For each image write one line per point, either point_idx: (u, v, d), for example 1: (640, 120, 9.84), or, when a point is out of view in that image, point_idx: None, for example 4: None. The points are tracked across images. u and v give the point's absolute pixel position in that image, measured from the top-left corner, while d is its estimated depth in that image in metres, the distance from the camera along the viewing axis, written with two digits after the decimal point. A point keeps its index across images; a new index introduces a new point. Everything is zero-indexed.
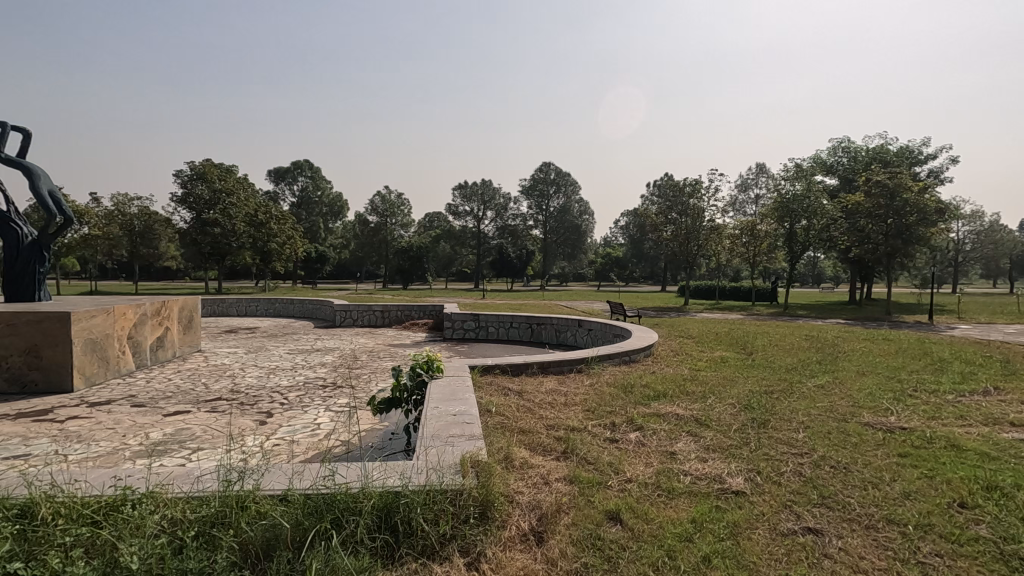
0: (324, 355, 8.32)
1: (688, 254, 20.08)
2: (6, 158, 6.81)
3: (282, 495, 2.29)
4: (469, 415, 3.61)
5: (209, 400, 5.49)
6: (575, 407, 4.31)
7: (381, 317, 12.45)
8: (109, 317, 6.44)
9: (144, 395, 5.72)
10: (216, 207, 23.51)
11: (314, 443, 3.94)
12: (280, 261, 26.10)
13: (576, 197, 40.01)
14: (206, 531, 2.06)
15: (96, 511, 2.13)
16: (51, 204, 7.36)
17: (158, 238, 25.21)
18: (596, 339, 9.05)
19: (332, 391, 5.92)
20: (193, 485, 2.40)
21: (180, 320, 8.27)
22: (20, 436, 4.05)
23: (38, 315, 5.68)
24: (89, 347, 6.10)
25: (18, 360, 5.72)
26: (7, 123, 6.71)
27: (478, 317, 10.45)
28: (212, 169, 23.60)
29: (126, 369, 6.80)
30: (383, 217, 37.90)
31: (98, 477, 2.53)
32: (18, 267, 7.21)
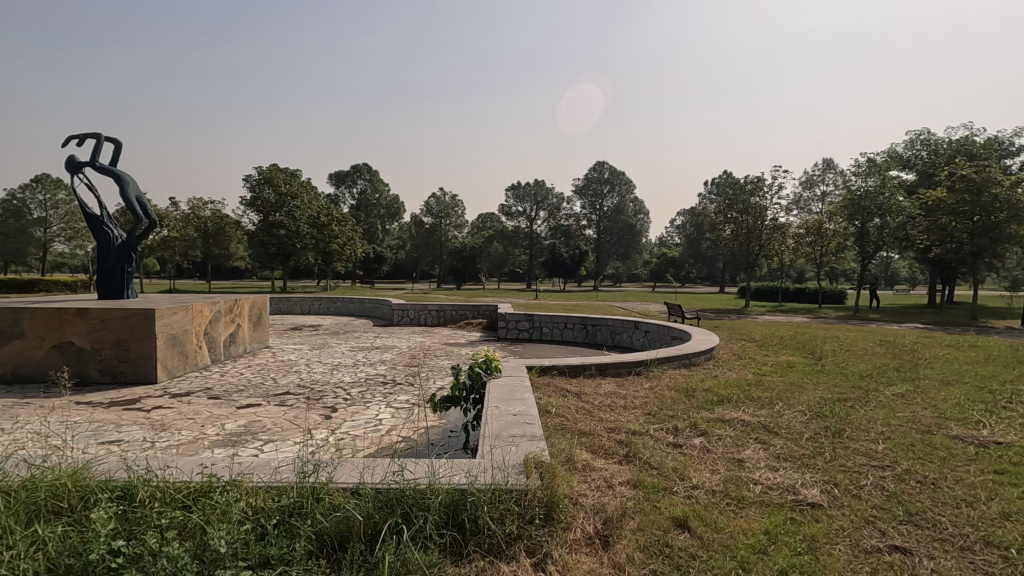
0: (383, 353, 8.54)
1: (749, 254, 19.40)
2: (100, 166, 7.38)
3: (354, 488, 2.37)
4: (529, 415, 3.62)
5: (278, 394, 5.77)
6: (635, 411, 4.24)
7: (437, 316, 12.68)
8: (187, 313, 6.87)
9: (219, 388, 6.06)
10: (282, 209, 24.64)
11: (378, 439, 4.06)
12: (341, 261, 27.08)
13: (630, 197, 39.07)
14: (285, 520, 2.15)
15: (187, 496, 2.27)
16: (139, 208, 7.92)
17: (228, 240, 26.68)
18: (654, 342, 8.85)
19: (393, 388, 6.08)
20: (271, 475, 2.52)
21: (251, 318, 8.73)
22: (113, 423, 4.39)
23: (127, 311, 6.14)
24: (171, 342, 6.53)
25: (110, 353, 6.20)
26: (101, 134, 7.29)
27: (532, 318, 10.46)
28: (277, 174, 24.72)
29: (203, 363, 7.23)
30: (438, 218, 38.71)
31: (187, 465, 2.70)
32: (109, 267, 7.79)
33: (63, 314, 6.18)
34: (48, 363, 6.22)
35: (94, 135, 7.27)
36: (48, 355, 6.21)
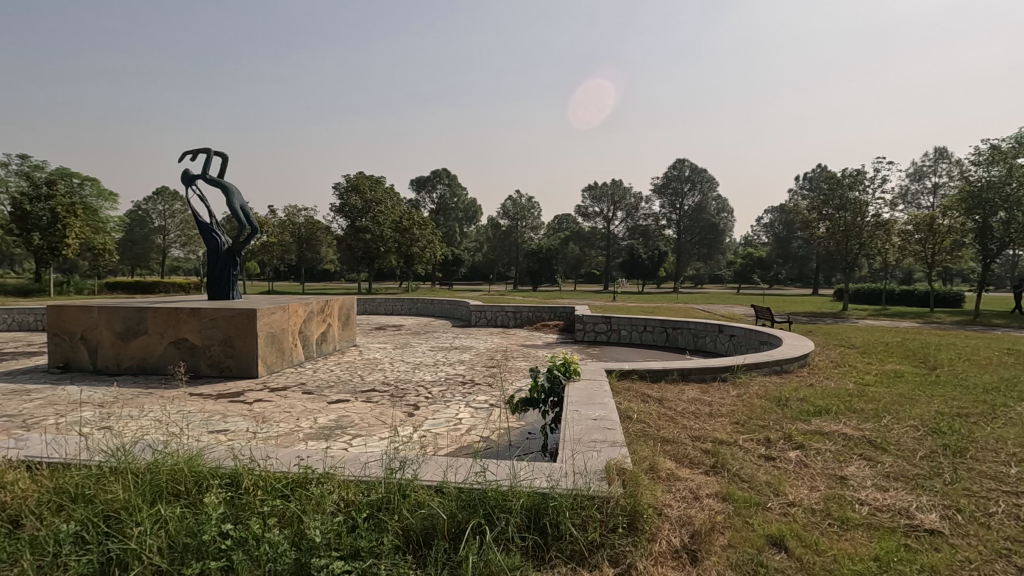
0: (462, 353, 8.72)
1: (847, 254, 17.99)
2: (210, 179, 8.10)
3: (438, 486, 2.42)
4: (610, 420, 3.55)
5: (364, 391, 6.04)
6: (722, 419, 4.03)
7: (514, 317, 12.77)
8: (284, 313, 7.36)
9: (312, 384, 6.44)
10: (367, 215, 25.92)
11: (457, 438, 4.13)
12: (422, 264, 28.00)
13: (713, 195, 37.50)
14: (375, 515, 2.24)
15: (286, 485, 2.42)
16: (242, 217, 8.59)
17: (319, 245, 28.35)
18: (740, 346, 8.43)
19: (472, 388, 6.18)
20: (360, 469, 2.63)
21: (340, 318, 9.22)
22: (221, 414, 4.79)
23: (233, 311, 6.69)
24: (270, 340, 7.02)
25: (218, 350, 6.78)
26: (210, 149, 7.98)
27: (610, 320, 10.28)
28: (363, 181, 26.28)
29: (297, 360, 7.73)
30: (514, 220, 39.24)
31: (286, 456, 2.89)
32: (217, 270, 8.54)
33: (179, 313, 6.83)
34: (167, 357, 6.89)
35: (205, 150, 7.99)
36: (167, 350, 6.88)
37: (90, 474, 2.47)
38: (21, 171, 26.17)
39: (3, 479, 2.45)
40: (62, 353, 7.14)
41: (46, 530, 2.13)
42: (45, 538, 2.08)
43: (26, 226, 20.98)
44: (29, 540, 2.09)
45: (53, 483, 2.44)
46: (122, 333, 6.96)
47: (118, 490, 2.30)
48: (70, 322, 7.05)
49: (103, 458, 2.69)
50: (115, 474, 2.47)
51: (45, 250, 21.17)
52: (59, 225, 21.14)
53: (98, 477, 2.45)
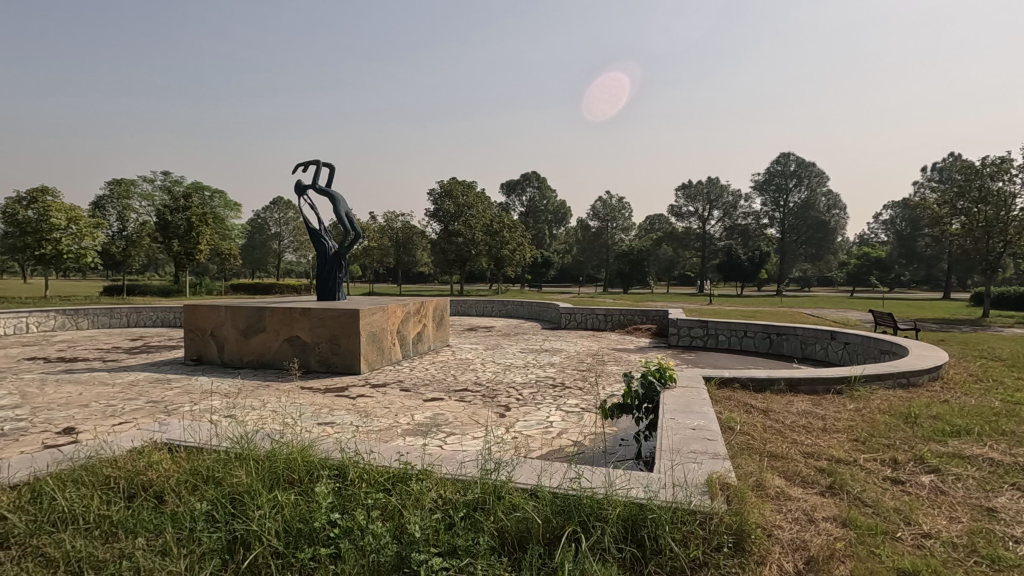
0: (552, 356, 8.70)
1: (987, 254, 15.87)
2: (319, 188, 8.71)
3: (533, 489, 2.41)
4: (710, 430, 3.36)
5: (458, 390, 6.21)
6: (838, 435, 3.67)
7: (604, 321, 12.57)
8: (384, 314, 7.74)
9: (409, 382, 6.71)
10: (460, 219, 26.89)
11: (549, 441, 4.11)
12: (512, 266, 28.38)
13: (823, 190, 34.59)
14: (470, 515, 2.27)
15: (388, 480, 2.53)
16: (347, 223, 9.13)
17: (416, 249, 29.58)
18: (856, 356, 7.70)
19: (563, 391, 6.15)
20: (456, 467, 2.69)
21: (435, 319, 9.56)
22: (327, 407, 5.13)
23: (339, 311, 7.16)
24: (371, 339, 7.42)
25: (325, 347, 7.28)
26: (319, 161, 8.58)
27: (707, 324, 9.80)
28: (457, 187, 27.05)
29: (396, 358, 8.11)
30: (604, 222, 38.73)
31: (387, 451, 3.02)
32: (326, 273, 9.17)
33: (292, 312, 7.40)
34: (282, 353, 7.50)
35: (315, 162, 8.61)
36: (282, 346, 7.49)
37: (219, 458, 2.73)
38: (165, 186, 29.79)
39: (150, 458, 2.78)
40: (196, 346, 8.01)
41: (184, 507, 2.38)
42: (183, 514, 2.33)
43: (168, 234, 23.83)
44: (171, 515, 2.35)
45: (189, 464, 2.71)
46: (244, 330, 7.67)
47: (241, 475, 2.51)
48: (202, 320, 7.89)
49: (230, 444, 2.96)
50: (239, 459, 2.71)
51: (183, 255, 23.93)
52: (194, 232, 23.78)
53: (225, 462, 2.70)
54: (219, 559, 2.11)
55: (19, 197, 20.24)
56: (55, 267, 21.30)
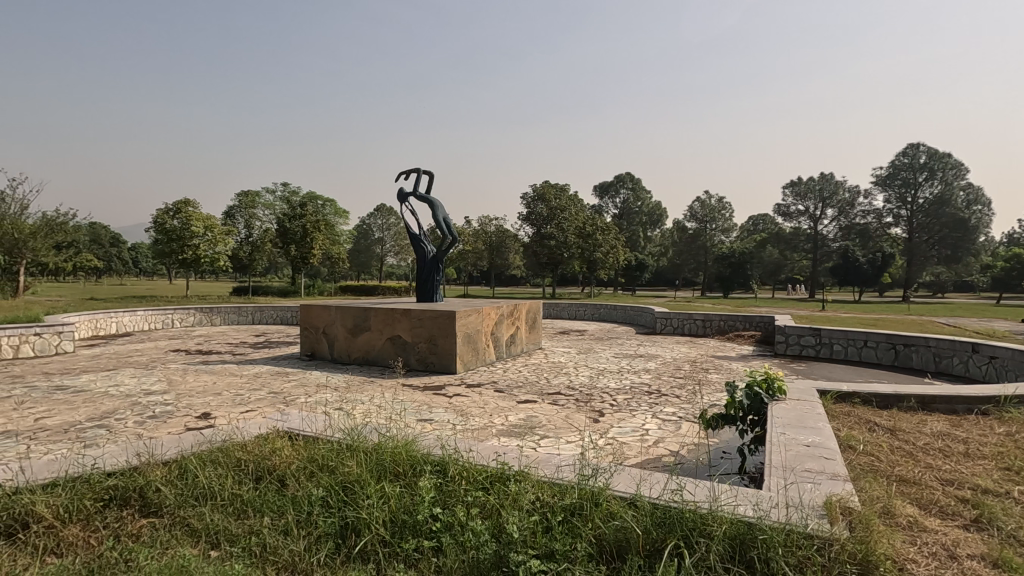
0: (647, 362, 8.46)
1: None
2: (419, 195, 9.11)
3: (632, 499, 2.34)
4: (827, 448, 3.09)
5: (551, 393, 6.22)
6: (985, 462, 3.22)
7: (703, 326, 12.02)
8: (478, 316, 7.94)
9: (503, 383, 6.82)
10: (552, 222, 26.90)
11: (645, 449, 4.00)
12: (605, 270, 27.85)
13: (961, 182, 30.63)
14: (569, 520, 2.25)
15: (487, 478, 2.58)
16: (445, 228, 9.46)
17: (509, 252, 29.90)
18: (1004, 372, 6.74)
19: (660, 398, 5.95)
20: (554, 471, 2.68)
21: (528, 321, 9.64)
22: (426, 404, 5.35)
23: (436, 313, 7.44)
24: (467, 339, 7.64)
25: (424, 347, 7.59)
26: (419, 168, 8.96)
27: (819, 332, 9.04)
28: (549, 190, 27.23)
29: (490, 359, 8.29)
30: (702, 222, 37.16)
31: (485, 450, 3.08)
32: (425, 276, 9.57)
33: (394, 313, 7.80)
34: (385, 351, 7.93)
35: (414, 170, 9.01)
36: (385, 345, 7.91)
37: (333, 449, 2.93)
38: (284, 196, 32.71)
39: (274, 445, 3.04)
40: (310, 343, 8.70)
41: (303, 491, 2.59)
42: (303, 499, 2.52)
43: (287, 240, 26.08)
44: (292, 498, 2.55)
45: (306, 452, 2.93)
46: (351, 329, 8.21)
47: (352, 465, 2.67)
48: (316, 318, 8.56)
49: (342, 435, 3.17)
50: (351, 450, 2.89)
51: (299, 259, 26.08)
52: (308, 238, 25.83)
53: (338, 451, 2.89)
54: (333, 542, 2.27)
55: (167, 208, 23.13)
56: (194, 270, 24.05)
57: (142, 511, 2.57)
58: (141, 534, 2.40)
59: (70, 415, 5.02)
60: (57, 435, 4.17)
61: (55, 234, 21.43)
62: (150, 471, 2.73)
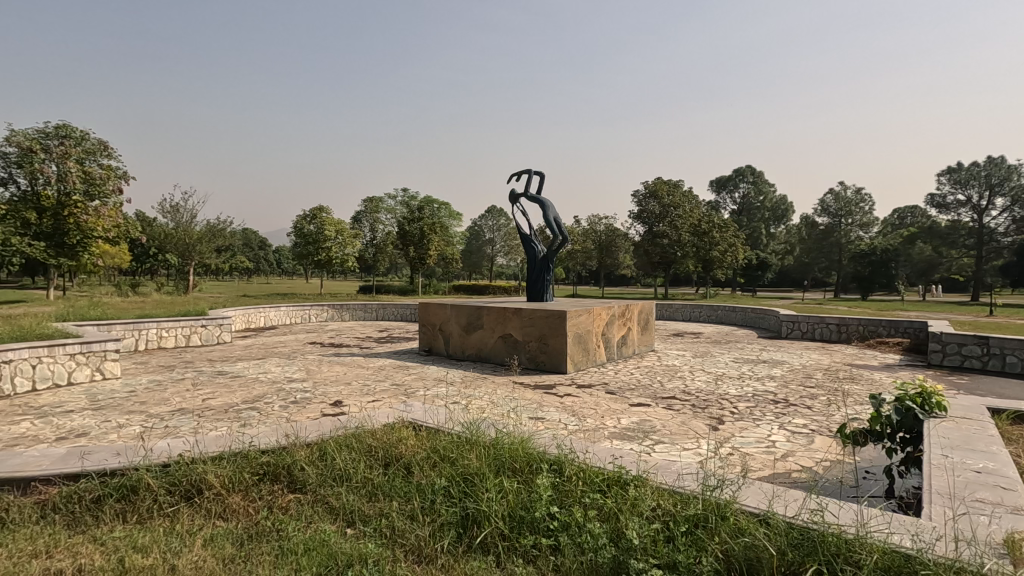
0: (772, 368, 7.84)
1: None
2: (530, 196, 9.22)
3: (763, 516, 2.17)
4: (1005, 477, 2.64)
5: (665, 397, 5.98)
6: None
7: (837, 331, 10.89)
8: (589, 316, 7.86)
9: (614, 385, 6.69)
10: (665, 220, 26.00)
11: (771, 462, 3.70)
12: (722, 270, 26.17)
13: None
14: (693, 531, 2.14)
15: (604, 481, 2.53)
16: (555, 227, 9.49)
17: (619, 251, 29.30)
18: None
19: (788, 408, 5.48)
20: (674, 479, 2.56)
21: (640, 322, 9.37)
22: (537, 403, 5.40)
23: (547, 312, 7.48)
24: (578, 340, 7.60)
25: (535, 346, 7.66)
26: (530, 169, 9.06)
27: (986, 342, 7.80)
28: (662, 187, 26.22)
29: (600, 360, 8.18)
30: (836, 217, 33.86)
31: (602, 453, 3.03)
32: (534, 275, 9.67)
33: (506, 312, 7.97)
34: (497, 349, 8.11)
35: (527, 171, 9.13)
36: (497, 343, 8.11)
37: (454, 441, 3.04)
38: (404, 201, 34.91)
39: (400, 433, 3.22)
40: (427, 339, 9.17)
41: (427, 480, 2.72)
42: (426, 487, 2.65)
43: (406, 242, 27.74)
44: (417, 486, 2.70)
45: (429, 443, 3.08)
46: (465, 326, 8.52)
47: (472, 458, 2.76)
48: (433, 316, 9.00)
49: (462, 429, 3.30)
50: (470, 443, 2.99)
51: (417, 259, 27.62)
52: (425, 239, 27.26)
53: (459, 444, 3.01)
54: (454, 531, 2.36)
55: (305, 214, 25.66)
56: (327, 271, 26.41)
57: (289, 487, 2.85)
58: (289, 508, 2.66)
59: (229, 397, 5.74)
60: (220, 415, 4.78)
61: (216, 238, 24.58)
62: (295, 451, 3.01)
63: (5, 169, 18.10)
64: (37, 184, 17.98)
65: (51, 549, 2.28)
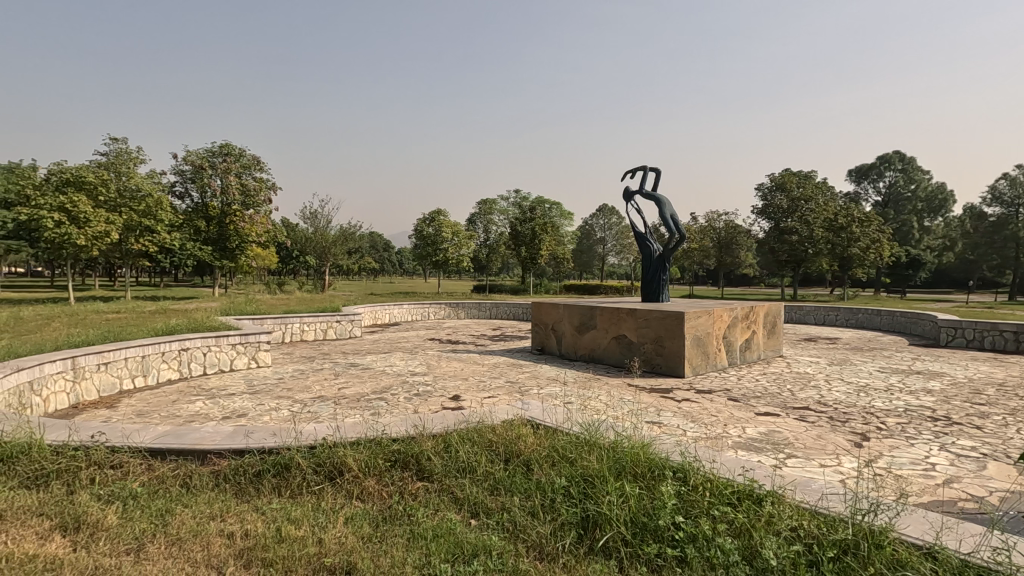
0: (928, 381, 6.88)
1: None
2: (646, 193, 8.95)
3: (929, 548, 1.91)
4: None
5: (797, 407, 5.50)
6: None
7: (1013, 342, 9.32)
8: (710, 317, 7.45)
9: (738, 391, 6.27)
10: (794, 214, 23.98)
11: (931, 488, 3.24)
12: (862, 269, 23.52)
13: None
14: (841, 557, 1.94)
15: (734, 493, 2.38)
16: (671, 225, 9.12)
17: (740, 249, 27.45)
18: None
19: (952, 427, 4.77)
20: (817, 499, 2.34)
21: (766, 326, 8.70)
22: (654, 407, 5.23)
23: (663, 313, 7.21)
24: (696, 342, 7.25)
25: (650, 347, 7.43)
26: (646, 166, 8.80)
27: None
28: (791, 179, 24.41)
29: (722, 365, 7.73)
30: (1010, 207, 28.98)
31: (730, 463, 2.86)
32: (650, 275, 9.38)
33: (621, 312, 7.81)
34: (611, 350, 7.98)
35: (641, 168, 8.89)
36: (610, 344, 7.97)
37: (572, 441, 3.04)
38: (516, 202, 35.63)
39: (519, 431, 3.29)
40: (540, 338, 9.25)
41: (546, 478, 2.75)
42: (547, 485, 2.68)
43: (519, 242, 28.23)
44: (537, 483, 2.73)
45: (548, 442, 3.10)
46: (578, 326, 8.49)
47: (592, 460, 2.74)
48: (546, 315, 9.07)
49: (580, 429, 3.29)
50: (590, 444, 2.97)
51: (528, 259, 27.99)
52: (537, 239, 27.54)
53: (578, 444, 3.00)
54: (576, 532, 2.36)
55: (425, 218, 27.13)
56: (444, 271, 27.68)
57: (417, 475, 3.02)
58: (418, 495, 2.83)
59: (361, 388, 6.22)
60: (354, 403, 5.20)
61: (348, 241, 26.82)
62: (422, 441, 3.18)
63: (182, 184, 21.22)
64: (206, 197, 20.90)
65: (223, 513, 2.63)
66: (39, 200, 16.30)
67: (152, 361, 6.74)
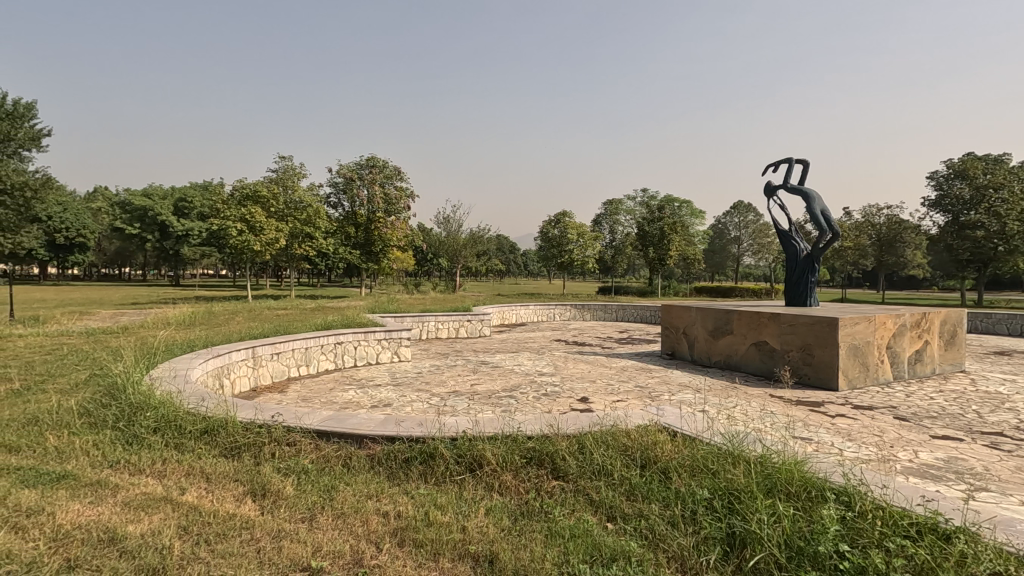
0: None
1: None
2: (791, 187, 8.22)
3: None
4: None
5: (986, 432, 4.69)
6: None
7: None
8: (871, 325, 6.62)
9: (906, 409, 5.50)
10: (979, 205, 20.52)
11: None
12: None
13: None
14: None
15: (911, 526, 2.10)
16: (822, 221, 8.28)
17: (906, 247, 24.08)
18: None
19: None
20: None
21: (942, 335, 7.52)
22: (802, 421, 4.77)
23: (812, 319, 6.55)
24: (853, 352, 6.48)
25: (797, 356, 6.80)
26: (791, 157, 8.10)
27: None
28: (974, 165, 21.13)
29: (885, 378, 6.83)
30: None
31: (903, 490, 2.53)
32: (796, 276, 8.59)
33: (761, 317, 7.25)
34: (750, 357, 7.44)
35: (786, 159, 8.19)
36: (749, 350, 7.44)
37: (715, 452, 2.89)
38: (643, 201, 34.71)
39: (656, 437, 3.19)
40: (671, 342, 8.91)
41: (687, 488, 2.64)
42: (688, 495, 2.58)
43: (646, 242, 27.44)
44: (677, 493, 2.64)
45: (687, 451, 2.98)
46: (713, 331, 8.03)
47: (739, 474, 2.57)
48: (677, 318, 8.71)
49: (722, 440, 3.11)
50: (734, 457, 2.80)
51: (656, 260, 26.99)
52: (665, 239, 26.50)
53: (722, 456, 2.84)
54: (721, 548, 2.23)
55: (551, 220, 27.42)
56: (570, 272, 27.72)
57: (552, 473, 3.07)
58: (554, 493, 2.87)
59: (492, 385, 6.45)
60: (486, 399, 5.40)
61: (478, 244, 27.96)
62: (557, 440, 3.20)
63: (336, 195, 23.69)
64: (355, 206, 23.09)
65: (379, 494, 2.88)
66: (226, 213, 19.22)
67: (314, 352, 7.60)
